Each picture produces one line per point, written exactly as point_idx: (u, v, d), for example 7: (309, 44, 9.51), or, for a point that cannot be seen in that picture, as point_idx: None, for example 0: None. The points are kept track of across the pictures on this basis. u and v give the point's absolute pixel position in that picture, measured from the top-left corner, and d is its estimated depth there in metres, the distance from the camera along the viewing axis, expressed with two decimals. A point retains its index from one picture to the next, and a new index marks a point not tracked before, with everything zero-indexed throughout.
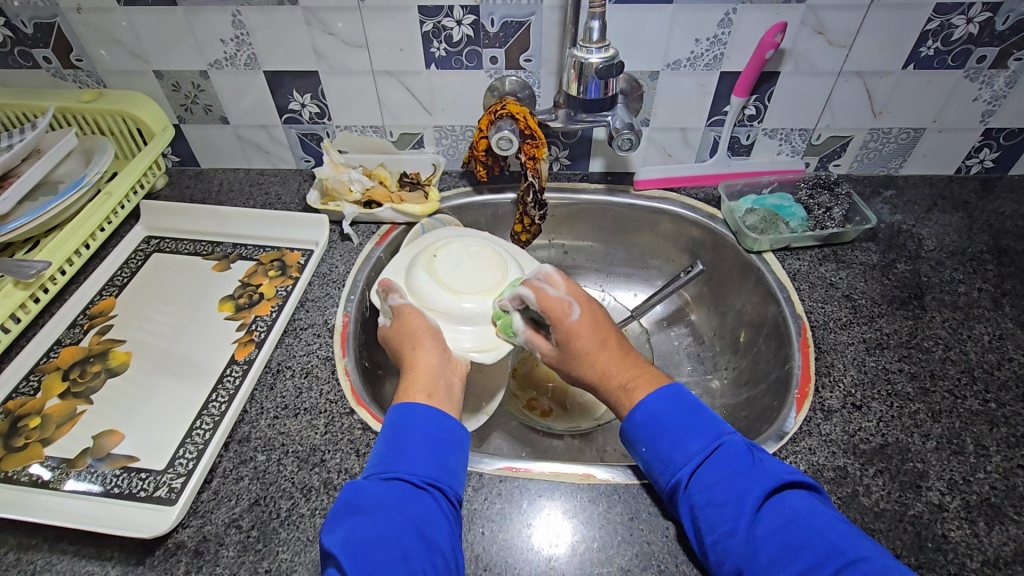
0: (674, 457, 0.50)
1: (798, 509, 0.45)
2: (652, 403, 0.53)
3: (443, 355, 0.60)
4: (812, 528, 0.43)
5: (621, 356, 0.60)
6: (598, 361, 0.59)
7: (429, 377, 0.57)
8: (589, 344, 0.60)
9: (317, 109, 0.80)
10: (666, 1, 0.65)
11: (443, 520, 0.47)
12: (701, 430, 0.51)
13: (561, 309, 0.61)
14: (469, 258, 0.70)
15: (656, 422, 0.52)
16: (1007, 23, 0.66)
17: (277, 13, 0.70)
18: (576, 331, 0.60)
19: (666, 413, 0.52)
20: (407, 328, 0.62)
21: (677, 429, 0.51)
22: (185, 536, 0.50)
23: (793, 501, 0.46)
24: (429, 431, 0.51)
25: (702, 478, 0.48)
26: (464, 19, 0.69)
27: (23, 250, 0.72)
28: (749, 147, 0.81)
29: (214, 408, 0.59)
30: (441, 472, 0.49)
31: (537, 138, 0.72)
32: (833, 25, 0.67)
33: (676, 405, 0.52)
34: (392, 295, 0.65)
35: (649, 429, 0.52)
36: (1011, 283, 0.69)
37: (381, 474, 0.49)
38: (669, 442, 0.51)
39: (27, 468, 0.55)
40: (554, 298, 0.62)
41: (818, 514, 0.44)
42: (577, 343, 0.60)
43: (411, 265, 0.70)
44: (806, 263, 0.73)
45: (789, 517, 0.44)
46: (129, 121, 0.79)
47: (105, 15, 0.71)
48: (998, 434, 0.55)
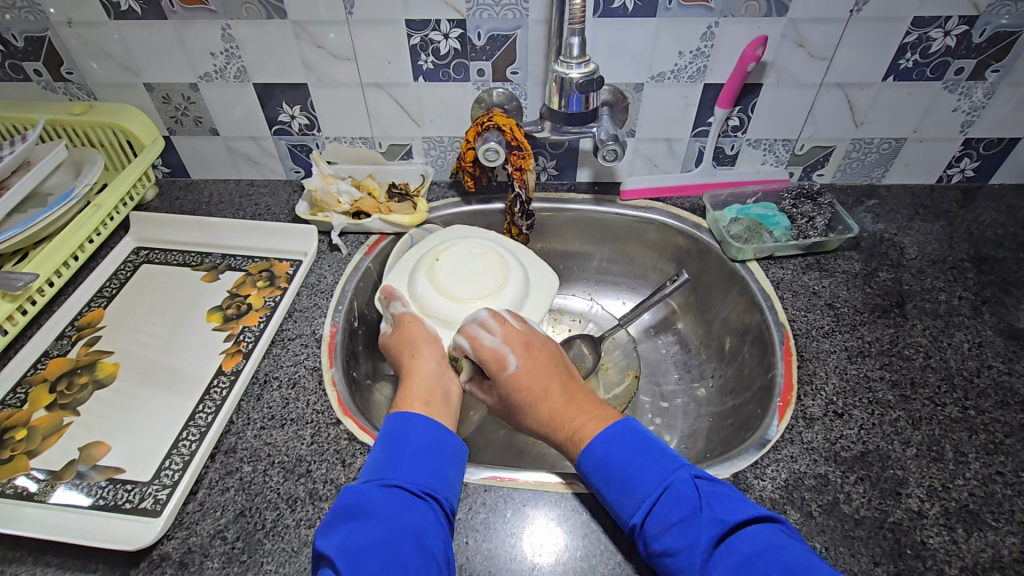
0: (624, 503, 0.48)
1: (754, 548, 0.43)
2: (596, 450, 0.51)
3: (442, 362, 0.61)
4: (765, 571, 0.41)
5: (563, 407, 0.56)
6: (544, 409, 0.56)
7: (425, 384, 0.58)
8: (532, 391, 0.57)
9: (306, 121, 0.81)
10: (649, 14, 0.67)
11: (438, 529, 0.47)
12: (651, 469, 0.48)
13: (498, 361, 0.58)
14: (469, 262, 0.71)
15: (603, 468, 0.50)
16: (983, 36, 0.67)
17: (265, 27, 0.71)
18: (512, 383, 0.58)
19: (612, 456, 0.50)
20: (410, 337, 0.64)
21: (623, 472, 0.49)
22: (170, 548, 0.51)
23: (748, 539, 0.43)
24: (428, 441, 0.52)
25: (654, 521, 0.46)
26: (451, 32, 0.70)
27: (11, 262, 0.72)
28: (733, 157, 0.82)
29: (200, 419, 0.59)
30: (438, 483, 0.50)
31: (523, 149, 0.72)
32: (813, 39, 0.68)
33: (621, 447, 0.50)
34: (395, 302, 0.67)
35: (599, 473, 0.50)
36: (991, 291, 0.70)
37: (380, 480, 0.49)
38: (617, 488, 0.49)
39: (13, 480, 0.55)
40: (490, 348, 0.59)
41: (773, 549, 0.42)
42: (519, 394, 0.57)
43: (414, 269, 0.71)
44: (790, 272, 0.73)
45: (745, 556, 0.42)
46: (119, 133, 0.79)
47: (95, 28, 0.72)
48: (977, 441, 0.56)
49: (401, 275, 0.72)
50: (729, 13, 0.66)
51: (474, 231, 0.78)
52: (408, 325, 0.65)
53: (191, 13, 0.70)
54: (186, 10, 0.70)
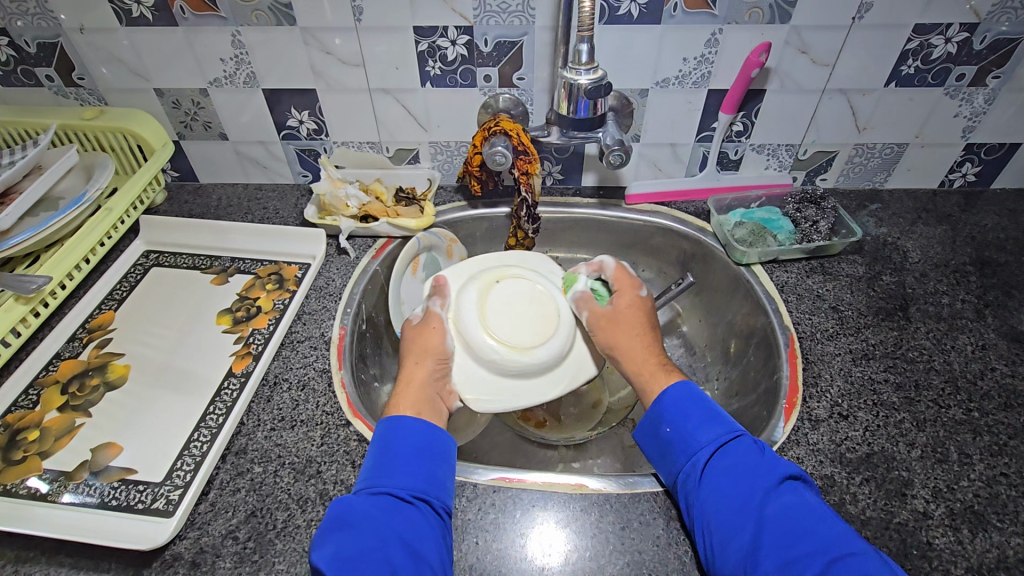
0: (694, 440, 0.53)
1: (808, 501, 0.48)
2: (678, 389, 0.57)
3: (438, 377, 0.61)
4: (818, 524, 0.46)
5: (654, 343, 0.65)
6: (640, 341, 0.64)
7: (418, 395, 0.58)
8: (637, 321, 0.66)
9: (314, 125, 0.82)
10: (654, 21, 0.67)
11: (431, 531, 0.47)
12: (722, 421, 0.54)
13: (632, 283, 0.69)
14: (526, 302, 0.68)
15: (682, 406, 0.56)
16: (984, 43, 0.68)
17: (275, 33, 0.72)
18: (632, 304, 0.67)
19: (689, 403, 0.56)
20: (423, 343, 0.63)
21: (700, 416, 0.55)
22: (182, 548, 0.51)
23: (802, 492, 0.48)
24: (416, 444, 0.52)
25: (720, 461, 0.51)
26: (458, 39, 0.71)
27: (23, 265, 0.72)
28: (737, 162, 0.83)
29: (211, 421, 0.60)
30: (428, 485, 0.50)
31: (530, 153, 0.73)
32: (816, 45, 0.69)
33: (698, 400, 0.56)
34: (436, 298, 0.67)
35: (675, 411, 0.56)
36: (994, 294, 0.71)
37: (370, 488, 0.50)
38: (691, 426, 0.54)
39: (26, 480, 0.55)
40: (630, 278, 0.69)
41: (822, 507, 0.47)
42: (635, 311, 0.66)
43: (471, 276, 0.70)
44: (794, 275, 0.74)
45: (799, 505, 0.47)
46: (129, 138, 0.80)
47: (107, 35, 0.73)
48: (981, 443, 0.56)
49: (480, 274, 0.70)
50: (733, 20, 0.67)
51: (539, 264, 0.75)
52: (431, 327, 0.65)
53: (202, 19, 0.71)
54: (197, 17, 0.71)
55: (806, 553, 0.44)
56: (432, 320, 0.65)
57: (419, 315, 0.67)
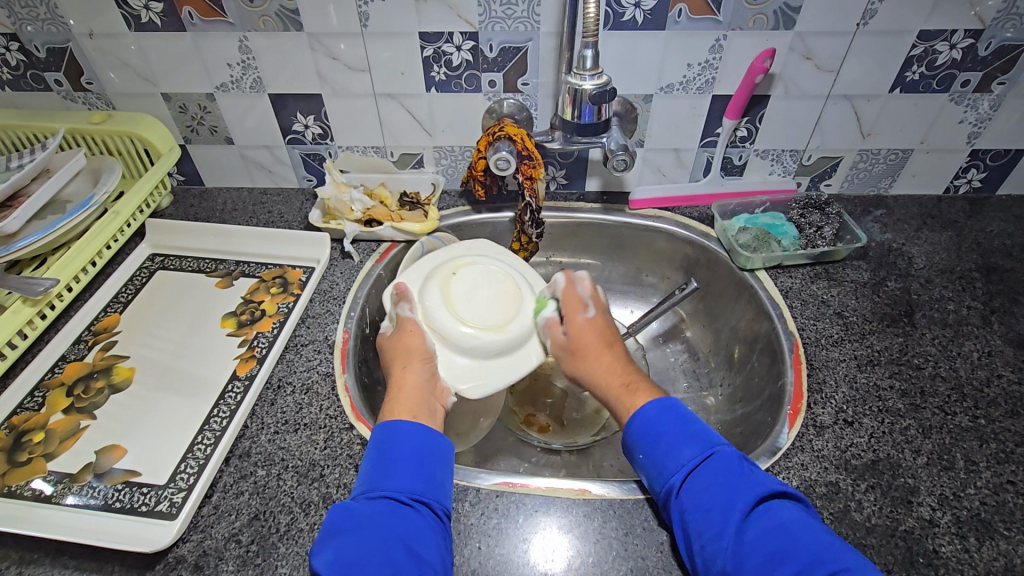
0: (667, 464, 0.51)
1: (790, 518, 0.46)
2: (649, 411, 0.54)
3: (433, 378, 0.61)
4: (801, 540, 0.44)
5: (617, 360, 0.62)
6: (600, 360, 0.62)
7: (414, 396, 0.58)
8: (592, 341, 0.63)
9: (320, 130, 0.83)
10: (658, 27, 0.68)
11: (430, 534, 0.48)
12: (695, 439, 0.52)
13: (579, 304, 0.66)
14: (484, 284, 0.70)
15: (652, 428, 0.53)
16: (989, 49, 0.68)
17: (281, 38, 0.72)
18: (584, 326, 0.65)
19: (659, 419, 0.54)
20: (405, 346, 0.63)
21: (672, 437, 0.52)
22: (185, 550, 0.51)
23: (782, 509, 0.47)
24: (414, 447, 0.52)
25: (693, 485, 0.49)
26: (463, 45, 0.71)
27: (30, 268, 0.73)
28: (742, 167, 0.83)
29: (215, 423, 0.60)
30: (426, 487, 0.50)
31: (534, 159, 0.73)
32: (820, 51, 0.69)
33: (673, 415, 0.54)
34: (403, 303, 0.66)
35: (645, 434, 0.53)
36: (1000, 301, 0.71)
37: (368, 493, 0.49)
38: (663, 448, 0.52)
39: (30, 482, 0.55)
40: (576, 296, 0.67)
41: (806, 525, 0.45)
42: (583, 336, 0.64)
43: (430, 274, 0.70)
44: (798, 281, 0.74)
45: (779, 524, 0.45)
46: (137, 142, 0.81)
47: (116, 40, 0.74)
48: (988, 450, 0.56)
49: (429, 272, 0.71)
50: (737, 26, 0.67)
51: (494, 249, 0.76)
52: (409, 331, 0.64)
53: (210, 25, 0.72)
54: (205, 23, 0.71)
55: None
56: (409, 324, 0.65)
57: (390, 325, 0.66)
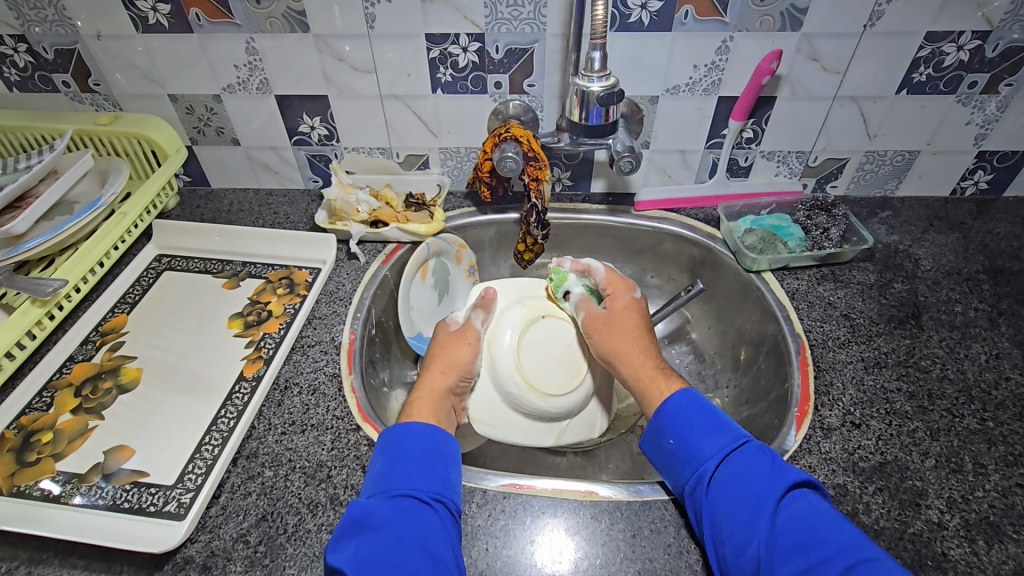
0: (698, 453, 0.53)
1: (821, 507, 0.47)
2: (678, 399, 0.57)
3: (453, 392, 0.63)
4: (831, 526, 0.45)
5: (650, 347, 0.64)
6: (635, 344, 0.65)
7: (435, 403, 0.59)
8: (631, 324, 0.66)
9: (325, 131, 0.83)
10: (664, 29, 0.68)
11: (446, 533, 0.48)
12: (723, 429, 0.54)
13: (625, 287, 0.70)
14: (561, 350, 0.71)
15: (683, 416, 0.55)
16: (996, 50, 0.68)
17: (288, 40, 0.72)
18: (626, 306, 0.68)
19: (687, 412, 0.56)
20: (450, 355, 0.65)
21: (702, 426, 0.54)
22: (194, 551, 0.51)
23: (812, 498, 0.48)
24: (428, 447, 0.53)
25: (725, 474, 0.50)
26: (469, 46, 0.72)
27: (38, 269, 0.73)
28: (747, 168, 0.83)
29: (223, 424, 0.60)
30: (442, 486, 0.51)
31: (540, 160, 0.73)
32: (827, 53, 0.69)
33: (701, 406, 0.56)
34: (478, 312, 0.71)
35: (676, 420, 0.55)
36: (1008, 303, 0.70)
37: (385, 492, 0.49)
38: (694, 436, 0.54)
39: (39, 482, 0.56)
40: (618, 280, 0.71)
41: (833, 513, 0.46)
42: (620, 313, 0.68)
43: (524, 312, 0.73)
44: (805, 282, 0.74)
45: (811, 511, 0.46)
46: (143, 143, 0.81)
47: (123, 41, 0.74)
48: (996, 453, 0.56)
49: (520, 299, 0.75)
50: (743, 27, 0.67)
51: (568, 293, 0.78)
52: (465, 340, 0.67)
53: (217, 26, 0.72)
54: (211, 24, 0.72)
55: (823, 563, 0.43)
56: (468, 334, 0.68)
57: (459, 320, 0.70)
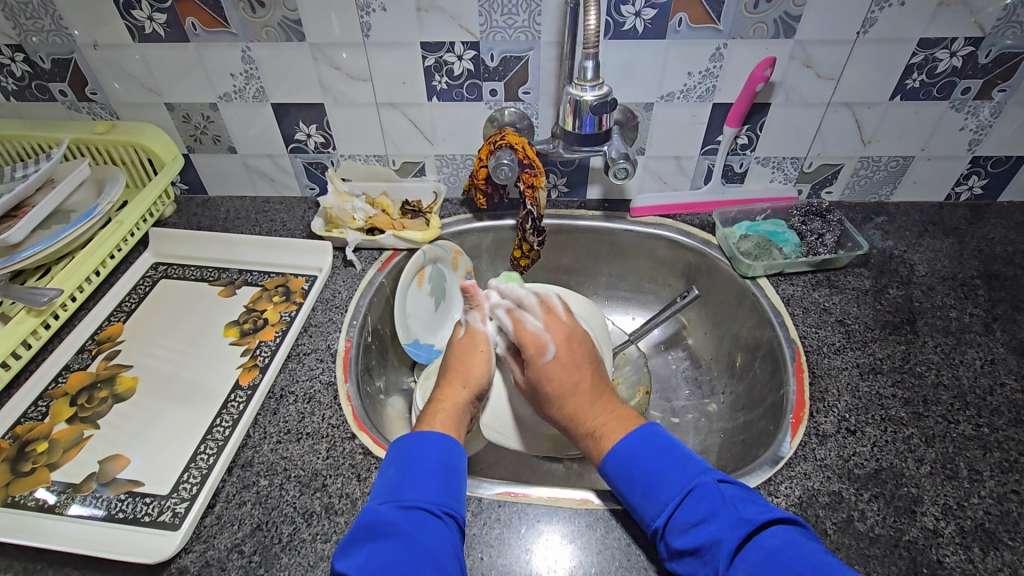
0: (649, 505, 0.50)
1: (775, 548, 0.44)
2: (623, 451, 0.53)
3: (472, 405, 0.62)
4: (786, 570, 0.43)
5: (587, 406, 0.57)
6: (569, 404, 0.58)
7: (453, 417, 0.58)
8: (563, 381, 0.59)
9: (322, 139, 0.83)
10: (658, 36, 0.68)
11: (455, 548, 0.47)
12: (672, 475, 0.50)
13: (535, 343, 0.61)
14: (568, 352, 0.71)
15: (629, 474, 0.52)
16: (989, 56, 0.68)
17: (284, 48, 0.73)
18: (545, 370, 0.59)
19: (635, 464, 0.52)
20: (466, 367, 0.63)
21: (649, 478, 0.51)
22: (188, 561, 0.51)
23: (768, 540, 0.45)
24: (441, 459, 0.53)
25: (679, 521, 0.48)
26: (464, 54, 0.72)
27: (34, 277, 0.73)
28: (742, 174, 0.83)
29: (218, 433, 0.60)
30: (453, 500, 0.50)
31: (535, 167, 0.74)
32: (820, 59, 0.69)
33: (647, 451, 0.53)
34: (474, 312, 0.66)
35: (624, 479, 0.52)
36: (1002, 308, 0.70)
37: (396, 501, 0.49)
38: (643, 491, 0.51)
39: (34, 492, 0.56)
40: (532, 334, 0.62)
41: (798, 550, 0.44)
42: (548, 383, 0.59)
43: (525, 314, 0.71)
44: (800, 289, 0.74)
45: (764, 559, 0.44)
46: (140, 151, 0.82)
47: (120, 50, 0.74)
48: (992, 459, 0.56)
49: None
50: (737, 35, 0.68)
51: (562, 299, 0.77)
52: (477, 348, 0.64)
53: (213, 35, 0.72)
54: (208, 33, 0.72)
55: None
56: (476, 339, 0.65)
57: (461, 326, 0.67)
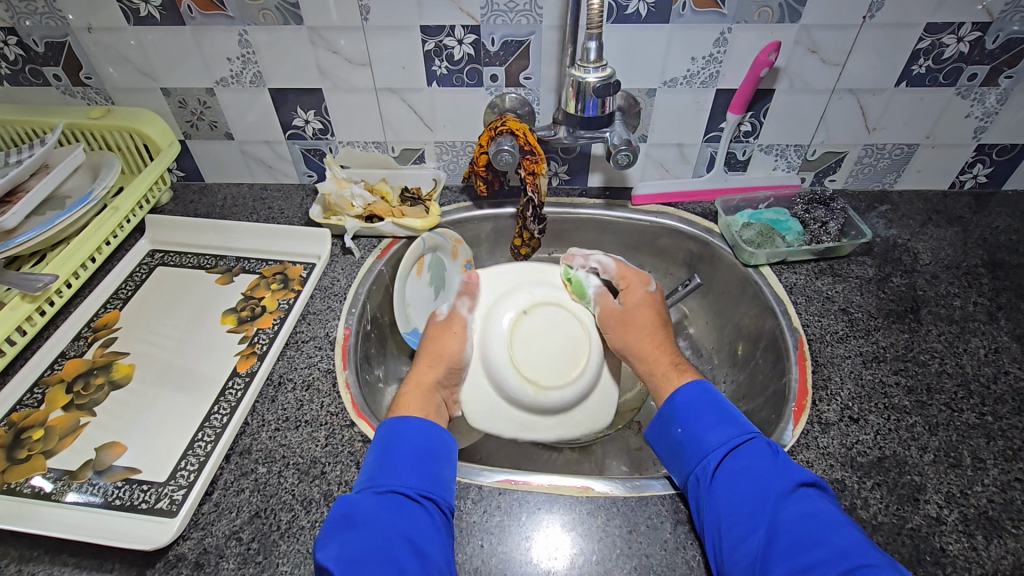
0: (706, 442, 0.53)
1: (822, 508, 0.47)
2: (692, 392, 0.58)
3: (442, 387, 0.62)
4: (833, 526, 0.45)
5: (665, 340, 0.65)
6: (651, 339, 0.65)
7: (424, 399, 0.59)
8: (650, 318, 0.66)
9: (320, 125, 0.82)
10: (662, 20, 0.67)
11: (436, 532, 0.47)
12: (736, 423, 0.54)
13: (641, 278, 0.69)
14: (555, 336, 0.65)
15: (695, 408, 0.56)
16: (997, 42, 0.67)
17: (281, 32, 0.72)
18: (642, 300, 0.67)
19: (703, 406, 0.56)
20: (439, 347, 0.64)
21: (714, 418, 0.55)
22: (186, 548, 0.51)
23: (817, 499, 0.48)
24: (421, 443, 0.52)
25: (734, 461, 0.51)
26: (465, 38, 0.71)
27: (29, 264, 0.73)
28: (745, 162, 0.82)
29: (216, 420, 0.60)
30: (432, 484, 0.50)
31: (536, 153, 0.73)
32: (825, 44, 0.68)
33: (713, 401, 0.57)
34: (465, 299, 0.68)
35: (686, 411, 0.56)
36: (1007, 297, 0.70)
37: (375, 488, 0.49)
38: (703, 427, 0.55)
39: (29, 479, 0.55)
40: (634, 272, 0.70)
41: (837, 514, 0.47)
42: (644, 308, 0.67)
43: (511, 292, 0.69)
44: (803, 277, 0.73)
45: (813, 512, 0.46)
46: (136, 137, 0.81)
47: (115, 34, 0.73)
48: (995, 448, 0.55)
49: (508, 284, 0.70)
50: (742, 19, 0.67)
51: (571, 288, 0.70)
52: (451, 330, 0.66)
53: (209, 19, 0.71)
54: (204, 16, 0.71)
55: (820, 559, 0.43)
56: (454, 322, 0.66)
57: (444, 311, 0.68)
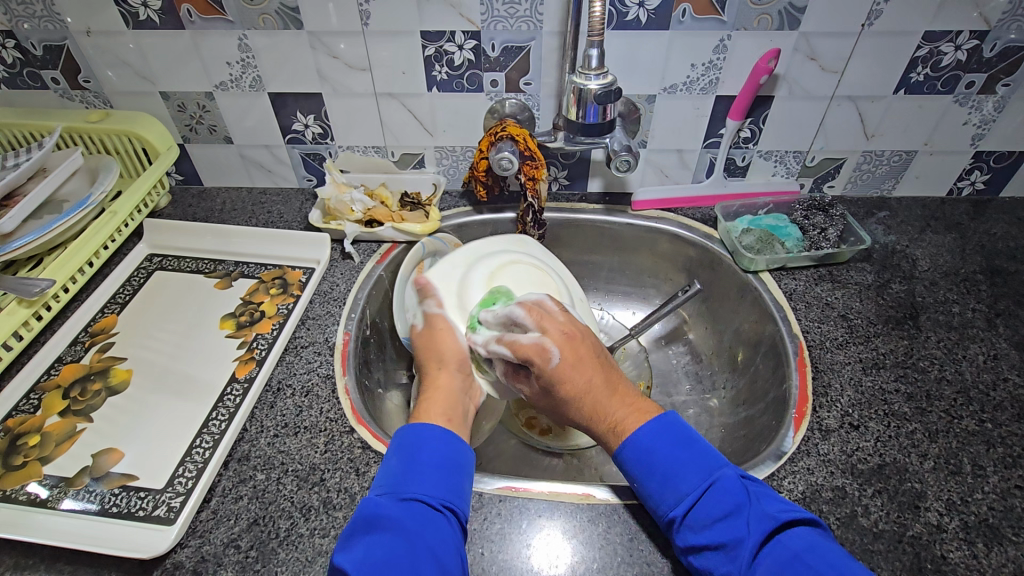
0: (667, 494, 0.48)
1: (800, 551, 0.43)
2: (642, 438, 0.51)
3: (464, 388, 0.59)
4: (812, 571, 0.42)
5: (608, 402, 0.54)
6: (587, 404, 0.54)
7: (448, 403, 0.56)
8: (578, 387, 0.54)
9: (320, 130, 0.82)
10: (662, 27, 0.67)
11: (456, 544, 0.47)
12: (694, 464, 0.49)
13: (540, 351, 0.55)
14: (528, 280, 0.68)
15: (647, 459, 0.50)
16: (994, 50, 0.67)
17: (281, 37, 0.71)
18: (556, 374, 0.54)
19: (654, 452, 0.50)
20: (438, 349, 0.61)
21: (668, 466, 0.49)
22: (184, 556, 0.50)
23: (792, 541, 0.44)
24: (445, 452, 0.51)
25: (700, 513, 0.47)
26: (465, 44, 0.71)
27: (26, 268, 0.72)
28: (745, 168, 0.83)
29: (214, 426, 0.59)
30: (455, 495, 0.49)
31: (537, 159, 0.73)
32: (825, 52, 0.69)
33: (667, 441, 0.50)
34: (430, 299, 0.65)
35: (640, 466, 0.50)
36: (1005, 303, 0.70)
37: (396, 495, 0.48)
38: (660, 479, 0.49)
39: (25, 486, 0.55)
40: (529, 341, 0.56)
41: (816, 552, 0.43)
42: (562, 386, 0.54)
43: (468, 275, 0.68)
44: (802, 283, 0.74)
45: (790, 561, 0.43)
46: (134, 140, 0.80)
47: (113, 38, 0.73)
48: (995, 455, 0.56)
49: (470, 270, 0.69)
50: (741, 26, 0.67)
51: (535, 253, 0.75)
52: (442, 331, 0.63)
53: (209, 22, 0.71)
54: (203, 20, 0.71)
55: None
56: (438, 324, 0.64)
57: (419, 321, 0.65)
